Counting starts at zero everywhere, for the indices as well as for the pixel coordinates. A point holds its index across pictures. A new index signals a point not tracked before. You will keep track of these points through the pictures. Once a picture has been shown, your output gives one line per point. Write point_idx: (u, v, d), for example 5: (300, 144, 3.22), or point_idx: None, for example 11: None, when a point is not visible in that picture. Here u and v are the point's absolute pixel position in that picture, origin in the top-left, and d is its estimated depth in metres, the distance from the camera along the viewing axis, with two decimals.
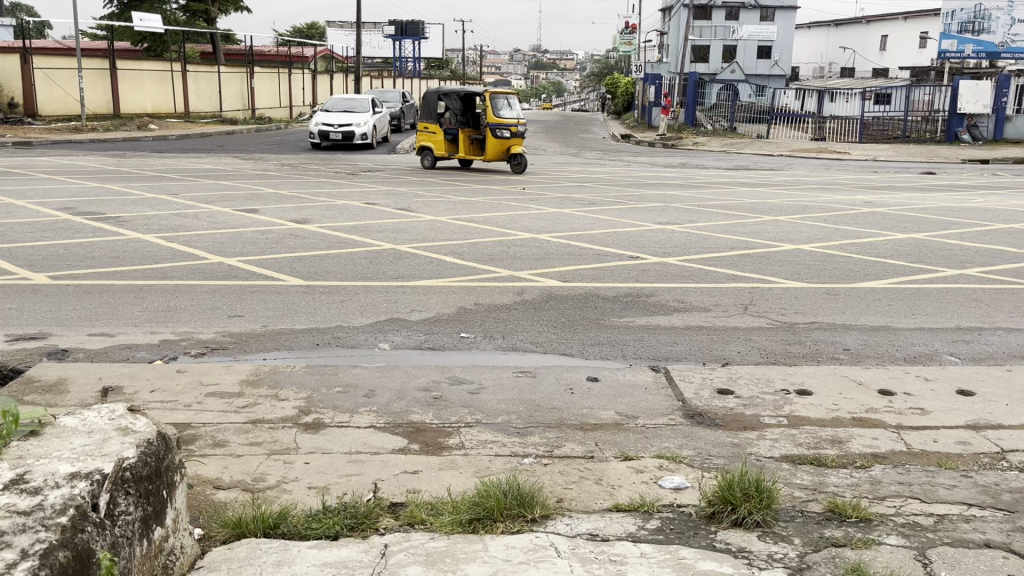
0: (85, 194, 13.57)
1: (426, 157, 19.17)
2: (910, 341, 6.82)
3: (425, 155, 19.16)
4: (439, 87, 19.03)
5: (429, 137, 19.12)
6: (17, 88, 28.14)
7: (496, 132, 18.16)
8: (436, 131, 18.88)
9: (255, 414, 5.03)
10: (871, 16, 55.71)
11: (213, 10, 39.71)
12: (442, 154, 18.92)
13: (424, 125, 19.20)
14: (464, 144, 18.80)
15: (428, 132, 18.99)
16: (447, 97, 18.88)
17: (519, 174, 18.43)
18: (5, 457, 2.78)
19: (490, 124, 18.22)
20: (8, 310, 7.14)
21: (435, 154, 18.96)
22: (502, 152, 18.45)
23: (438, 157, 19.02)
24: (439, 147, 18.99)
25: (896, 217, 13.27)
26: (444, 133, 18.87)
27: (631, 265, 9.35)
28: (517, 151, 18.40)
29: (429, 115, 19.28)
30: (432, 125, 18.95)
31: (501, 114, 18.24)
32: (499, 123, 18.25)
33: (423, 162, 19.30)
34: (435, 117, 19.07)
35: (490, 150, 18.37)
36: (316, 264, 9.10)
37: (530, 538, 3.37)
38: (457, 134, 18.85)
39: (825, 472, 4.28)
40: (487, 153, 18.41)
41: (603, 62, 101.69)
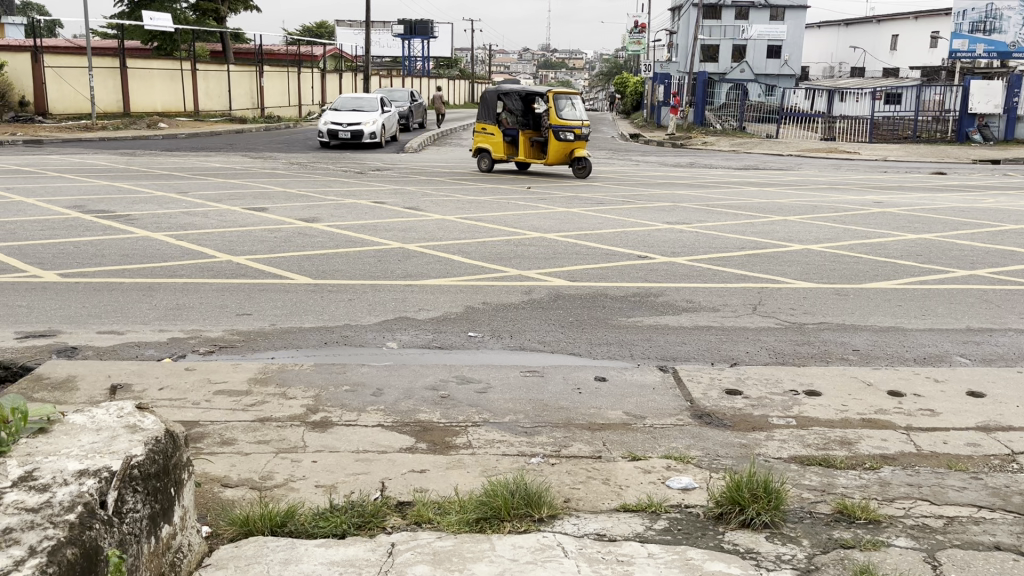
0: (95, 192, 13.62)
1: (483, 158, 18.75)
2: (920, 342, 6.79)
3: (483, 156, 18.75)
4: (499, 86, 18.42)
5: (487, 138, 18.77)
6: (28, 87, 28.28)
7: (559, 135, 17.39)
8: (495, 132, 18.45)
9: (263, 413, 5.04)
10: (882, 15, 55.38)
11: (223, 10, 39.94)
12: (500, 155, 18.48)
13: (483, 126, 18.79)
14: (524, 145, 18.25)
15: (486, 133, 18.68)
16: (507, 97, 18.23)
17: (582, 178, 17.76)
18: (13, 454, 2.79)
19: (553, 126, 17.48)
20: (18, 307, 7.18)
21: (494, 156, 18.55)
22: (565, 156, 17.73)
23: (495, 159, 18.60)
24: (497, 149, 18.60)
25: (906, 217, 13.21)
26: (503, 134, 18.42)
27: (640, 265, 9.33)
28: (580, 154, 17.73)
29: (489, 116, 18.78)
30: (491, 126, 18.56)
31: (565, 116, 17.49)
32: (563, 125, 17.49)
33: (481, 165, 18.85)
34: (495, 117, 18.60)
35: (552, 153, 17.64)
36: (324, 263, 9.11)
37: (538, 538, 3.37)
38: (517, 136, 18.35)
39: (834, 474, 4.26)
40: (550, 156, 17.66)
41: (611, 62, 101.52)
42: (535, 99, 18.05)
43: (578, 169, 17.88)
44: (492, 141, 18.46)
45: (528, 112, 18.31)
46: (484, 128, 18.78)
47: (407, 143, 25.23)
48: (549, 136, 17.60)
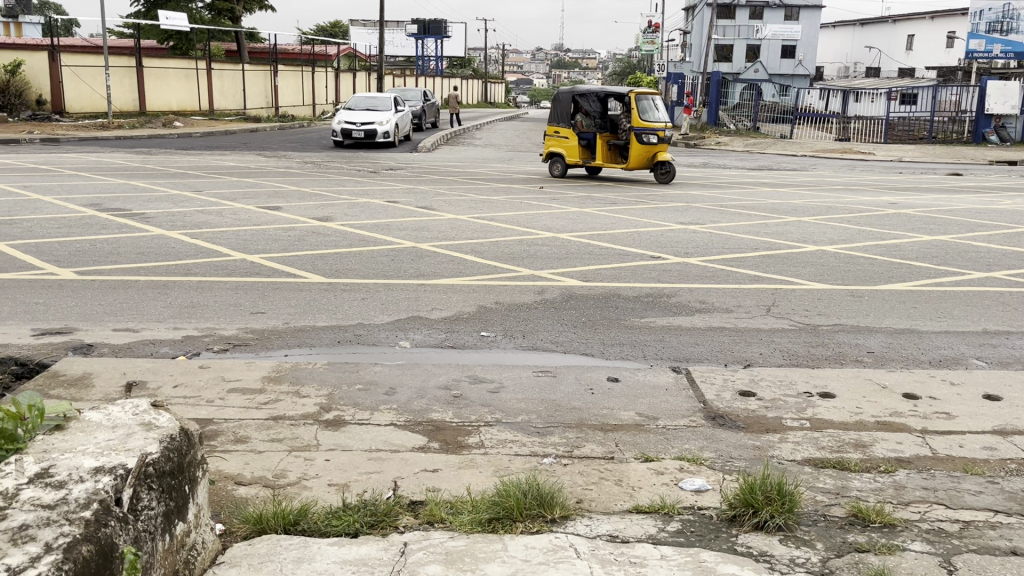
0: (111, 190, 13.71)
1: (555, 163, 17.83)
2: (935, 344, 6.75)
3: (556, 161, 17.80)
4: (573, 87, 17.53)
5: (558, 142, 17.74)
6: (46, 85, 28.52)
7: (642, 137, 16.88)
8: (570, 136, 17.40)
9: (276, 411, 5.06)
10: (898, 15, 54.95)
11: (238, 10, 40.15)
12: (575, 160, 17.52)
13: (555, 129, 17.69)
14: (601, 150, 17.40)
15: (559, 137, 17.64)
16: (584, 98, 17.41)
17: (666, 183, 17.10)
18: (30, 450, 2.80)
19: (636, 128, 16.93)
20: (35, 304, 7.23)
21: (567, 160, 17.58)
22: (646, 159, 17.15)
23: (569, 164, 17.64)
24: (570, 153, 17.58)
25: (922, 218, 13.11)
26: (579, 138, 17.42)
27: (653, 265, 9.32)
28: (663, 158, 17.09)
29: (560, 118, 17.82)
30: (565, 129, 17.54)
31: (648, 118, 16.94)
32: (646, 127, 16.95)
33: (552, 169, 17.97)
34: (568, 120, 17.62)
35: (635, 156, 17.05)
36: (337, 261, 9.13)
37: (550, 538, 3.37)
38: (593, 139, 17.46)
39: (848, 477, 4.23)
40: (631, 160, 17.12)
41: (625, 62, 101.41)
42: (614, 100, 17.33)
43: (660, 174, 17.24)
44: (567, 146, 17.40)
45: (604, 113, 17.64)
46: (555, 131, 17.70)
47: (421, 142, 25.25)
48: (631, 139, 17.06)
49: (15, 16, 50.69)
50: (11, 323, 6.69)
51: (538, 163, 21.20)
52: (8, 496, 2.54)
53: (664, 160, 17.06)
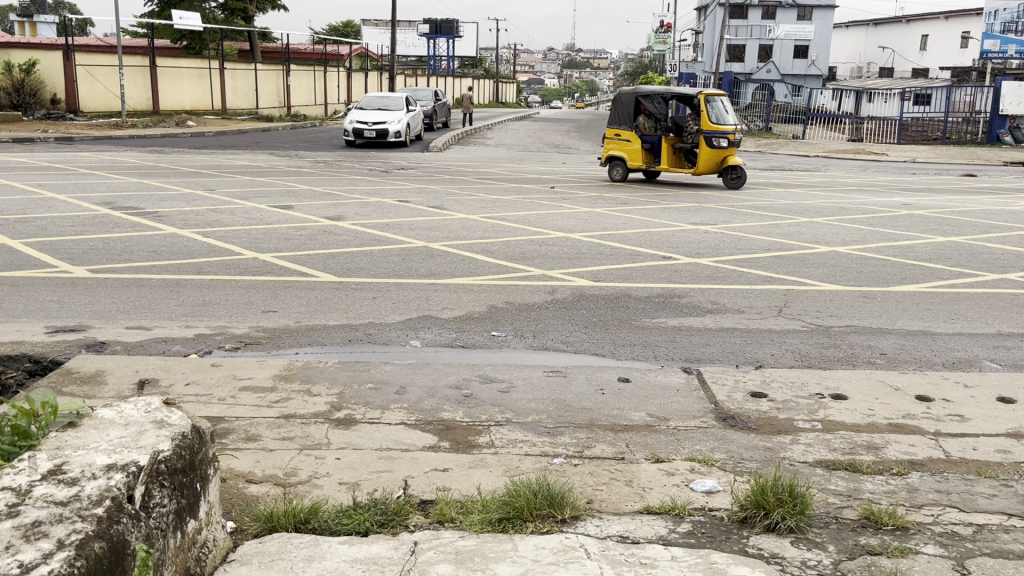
0: (125, 189, 13.79)
1: (616, 167, 17.31)
2: (948, 346, 6.70)
3: (617, 165, 17.28)
4: (637, 88, 16.86)
5: (620, 145, 17.25)
6: (60, 84, 28.72)
7: (712, 141, 16.11)
8: (633, 139, 16.95)
9: (287, 409, 5.07)
10: (912, 15, 54.60)
11: (251, 10, 40.28)
12: (637, 164, 16.98)
13: (616, 132, 17.27)
14: (666, 154, 16.80)
15: (621, 140, 17.17)
16: (649, 98, 16.70)
17: (737, 189, 16.33)
18: (43, 447, 2.82)
19: (706, 131, 16.21)
20: (49, 302, 7.28)
21: (628, 164, 17.07)
22: (716, 164, 16.41)
23: (630, 168, 17.12)
24: (633, 157, 17.08)
25: (936, 219, 13.02)
26: (642, 141, 16.94)
27: (664, 265, 9.30)
28: (733, 162, 16.32)
29: (622, 118, 17.22)
30: (626, 132, 17.05)
31: (718, 120, 16.20)
32: (716, 130, 16.20)
33: (612, 174, 17.44)
34: (631, 122, 17.03)
35: (703, 161, 16.34)
36: (348, 260, 9.15)
37: (561, 538, 3.36)
38: (658, 142, 16.88)
39: (860, 479, 4.21)
40: (699, 164, 16.38)
41: (637, 62, 101.10)
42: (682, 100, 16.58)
43: (731, 179, 16.46)
44: (629, 149, 16.96)
45: (670, 114, 16.93)
46: (616, 134, 17.28)
47: (432, 142, 25.28)
48: (700, 142, 16.35)
49: (30, 16, 51.01)
50: (26, 321, 6.73)
51: (550, 163, 21.17)
52: (21, 492, 2.55)
53: (734, 164, 16.32)
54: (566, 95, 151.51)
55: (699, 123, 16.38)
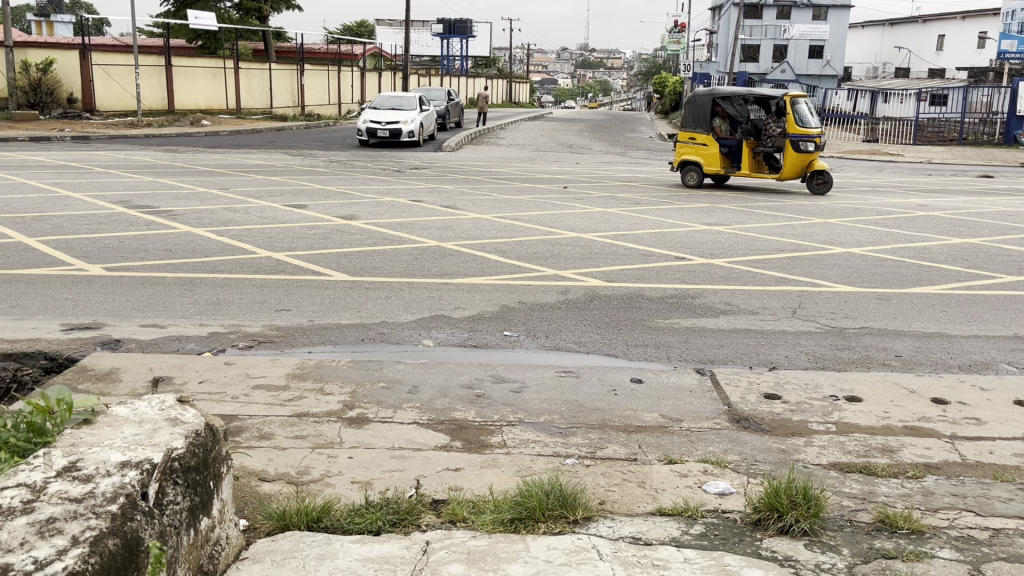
0: (140, 188, 13.87)
1: (691, 172, 16.58)
2: (965, 349, 6.65)
3: (692, 169, 16.56)
4: (713, 89, 16.13)
5: (694, 150, 16.54)
6: (77, 84, 28.94)
7: (800, 145, 15.72)
8: (709, 142, 16.26)
9: (300, 408, 5.08)
10: (928, 15, 54.29)
11: (266, 10, 40.46)
12: (715, 169, 16.29)
13: (691, 135, 16.56)
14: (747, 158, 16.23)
15: (696, 144, 16.47)
16: (728, 101, 16.02)
17: (823, 194, 15.97)
18: (58, 444, 2.84)
19: (792, 135, 15.77)
20: (65, 300, 7.33)
21: (705, 169, 16.36)
22: (802, 169, 16.03)
23: (707, 172, 16.42)
24: (709, 161, 16.38)
25: (953, 221, 12.93)
26: (720, 145, 16.28)
27: (678, 266, 9.26)
28: (819, 167, 15.98)
29: (697, 121, 16.51)
30: (702, 135, 16.40)
31: (805, 123, 15.78)
32: (803, 134, 15.79)
33: (686, 179, 16.71)
34: (708, 126, 16.35)
35: (790, 166, 15.96)
36: (362, 260, 9.16)
37: (573, 539, 3.35)
38: (737, 145, 16.27)
39: (875, 482, 4.18)
40: (785, 169, 15.98)
41: (650, 62, 100.99)
42: (763, 102, 16.01)
43: (816, 184, 16.09)
44: (705, 153, 16.25)
45: (749, 116, 16.34)
46: (690, 138, 16.59)
47: (445, 142, 25.29)
48: (785, 146, 15.92)
49: (48, 16, 51.40)
50: (42, 318, 6.79)
51: (563, 163, 21.14)
52: (36, 489, 2.56)
53: (820, 169, 15.94)
54: (579, 95, 151.31)
55: (784, 126, 15.90)
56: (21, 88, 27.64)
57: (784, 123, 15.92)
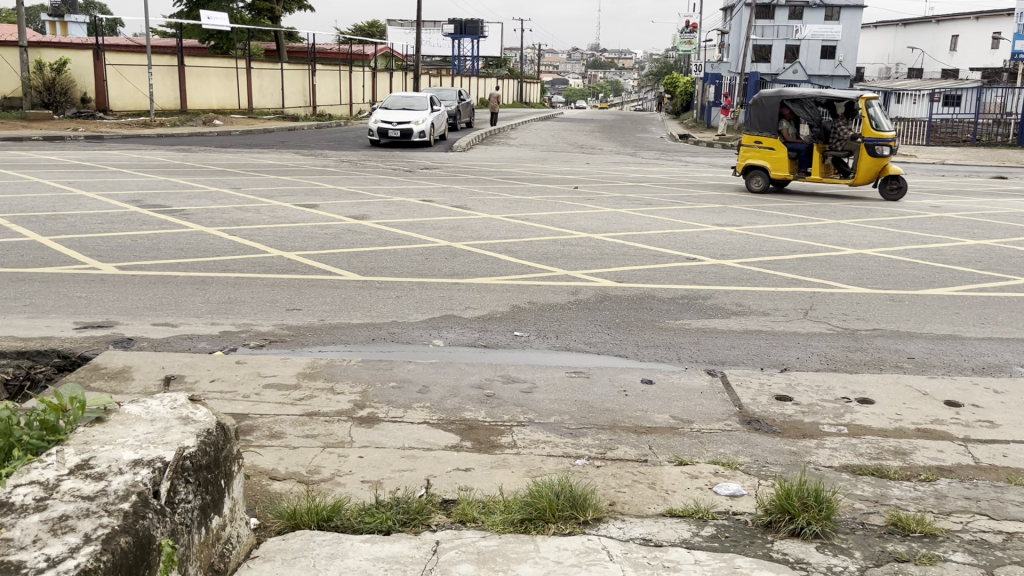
0: (152, 187, 13.94)
1: (756, 177, 15.82)
2: (978, 351, 6.60)
3: (758, 174, 15.79)
4: (781, 91, 15.38)
5: (760, 154, 15.77)
6: (91, 83, 29.13)
7: (876, 150, 15.04)
8: (777, 146, 15.48)
9: (310, 407, 5.09)
10: (942, 15, 53.98)
11: (278, 10, 40.60)
12: (783, 174, 15.53)
13: (756, 139, 15.78)
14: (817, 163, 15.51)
15: (762, 148, 15.70)
16: (798, 103, 15.28)
17: (898, 200, 15.32)
18: (71, 442, 2.85)
19: (868, 138, 15.05)
20: (78, 298, 7.37)
21: (772, 174, 15.60)
22: (876, 174, 15.35)
23: (774, 177, 15.65)
24: (776, 166, 15.61)
25: (966, 222, 12.85)
26: (788, 149, 15.52)
27: (688, 267, 9.23)
28: (894, 172, 15.30)
29: (763, 124, 15.73)
30: (768, 138, 15.63)
31: (880, 126, 15.07)
32: (878, 138, 15.09)
33: (750, 185, 15.93)
34: (774, 129, 15.58)
35: (863, 171, 15.28)
36: (372, 259, 9.17)
37: (583, 540, 3.34)
38: (806, 149, 15.52)
39: (887, 485, 4.15)
40: (859, 175, 15.30)
41: (662, 61, 100.92)
42: (834, 103, 15.28)
43: (889, 190, 15.40)
44: (773, 157, 15.48)
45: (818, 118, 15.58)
46: (755, 142, 15.81)
47: (456, 142, 25.32)
48: (859, 150, 15.21)
49: (61, 16, 51.69)
50: (55, 316, 6.82)
51: (574, 164, 21.12)
52: (48, 486, 2.57)
53: (895, 174, 15.28)
54: (590, 95, 151.13)
55: (857, 129, 15.19)
56: (35, 88, 27.81)
57: (858, 126, 15.20)
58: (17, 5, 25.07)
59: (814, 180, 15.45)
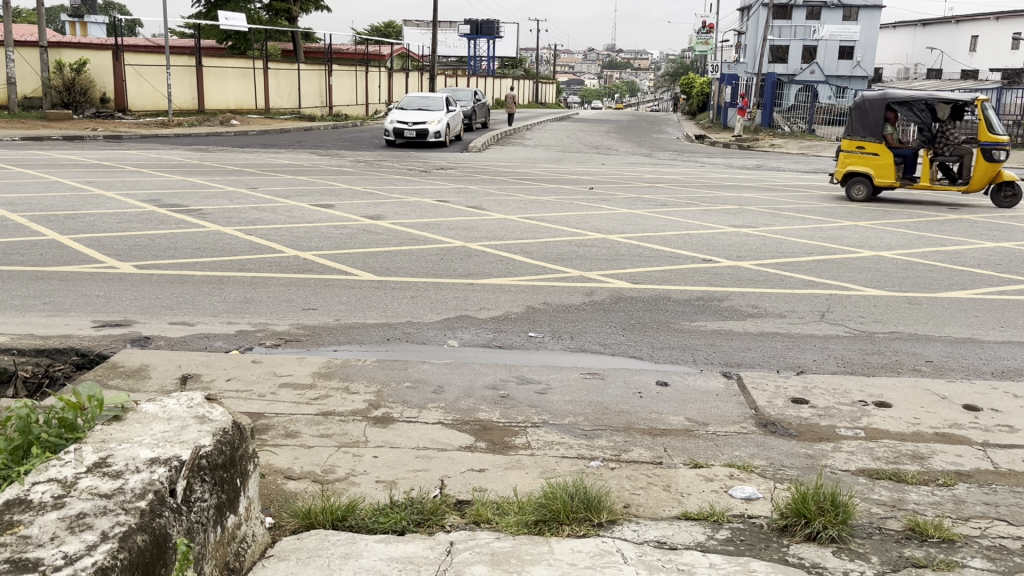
0: (170, 187, 14.04)
1: (858, 186, 15.05)
2: (998, 355, 6.53)
3: (862, 181, 15.01)
4: (886, 92, 14.47)
5: (862, 160, 14.99)
6: (110, 84, 29.40)
7: (992, 154, 14.37)
8: (883, 152, 14.71)
9: (326, 407, 5.10)
10: (962, 15, 53.45)
11: (295, 10, 40.77)
12: (887, 181, 14.80)
13: (858, 145, 15.00)
14: (926, 168, 14.78)
15: (864, 154, 14.92)
16: (909, 105, 14.38)
17: (1012, 208, 14.67)
18: (89, 440, 2.87)
19: (984, 143, 14.39)
20: (96, 297, 7.43)
21: (876, 182, 14.86)
22: (988, 180, 14.69)
23: (878, 185, 14.91)
24: (881, 173, 14.86)
25: (986, 224, 12.72)
26: (894, 154, 14.78)
27: (704, 268, 9.20)
28: (1008, 177, 14.65)
29: (867, 129, 14.87)
30: (871, 143, 14.86)
31: (995, 129, 14.41)
32: (994, 142, 14.42)
33: (852, 194, 15.16)
34: (879, 133, 14.76)
35: (977, 176, 14.60)
36: (388, 260, 9.19)
37: (597, 543, 3.33)
38: (913, 155, 14.94)
39: (904, 489, 4.12)
40: (973, 181, 14.63)
41: (678, 62, 100.67)
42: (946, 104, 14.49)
43: (1003, 197, 14.73)
44: (878, 164, 14.72)
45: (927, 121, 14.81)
46: (857, 147, 15.02)
47: (472, 142, 25.32)
48: (973, 154, 14.53)
49: (81, 16, 52.15)
50: (73, 314, 6.88)
51: (590, 164, 21.09)
52: (67, 484, 2.59)
53: (1010, 180, 14.61)
54: (606, 95, 150.89)
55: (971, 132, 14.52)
56: (54, 88, 28.06)
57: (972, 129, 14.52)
58: (38, 6, 25.30)
59: (923, 186, 14.75)
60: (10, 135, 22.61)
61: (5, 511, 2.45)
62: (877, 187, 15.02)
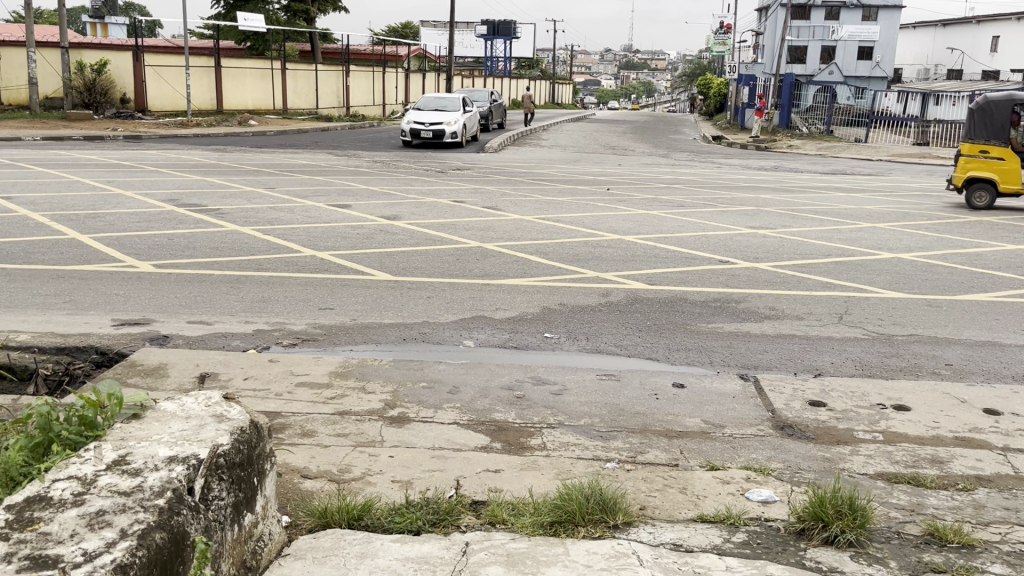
0: (188, 186, 14.13)
1: (981, 192, 14.42)
2: (1019, 359, 6.46)
3: (986, 188, 14.37)
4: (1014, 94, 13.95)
5: (984, 166, 14.37)
6: (130, 84, 29.67)
7: None
8: (1009, 157, 14.10)
9: (342, 406, 5.12)
10: (983, 15, 52.95)
11: (313, 10, 40.93)
12: (1012, 187, 14.19)
13: (981, 150, 14.39)
14: None
15: (987, 158, 14.31)
16: None
17: None
18: (108, 438, 2.90)
19: None
20: (116, 295, 7.49)
21: (1001, 187, 14.27)
22: None
23: (1002, 191, 14.29)
24: (1005, 178, 14.24)
25: (1007, 226, 12.60)
26: (1020, 159, 14.14)
27: (721, 270, 9.16)
28: None
29: (991, 133, 14.25)
30: (995, 148, 14.25)
31: None
32: None
33: (972, 201, 14.52)
34: (1004, 136, 14.11)
35: None
36: (404, 260, 9.22)
37: (613, 545, 3.32)
38: None
39: (923, 493, 4.08)
40: None
41: (695, 62, 100.36)
42: None
43: None
44: (1004, 169, 14.10)
45: None
46: (980, 153, 14.38)
47: (488, 142, 25.35)
48: None
49: (102, 18, 52.48)
50: (93, 313, 6.94)
51: (606, 165, 21.06)
52: (86, 482, 2.62)
53: None
54: (623, 96, 150.58)
55: None
56: (75, 88, 28.32)
57: None
58: (59, 7, 25.52)
59: None
60: (32, 135, 22.82)
61: (25, 508, 2.47)
62: (1001, 193, 14.38)
